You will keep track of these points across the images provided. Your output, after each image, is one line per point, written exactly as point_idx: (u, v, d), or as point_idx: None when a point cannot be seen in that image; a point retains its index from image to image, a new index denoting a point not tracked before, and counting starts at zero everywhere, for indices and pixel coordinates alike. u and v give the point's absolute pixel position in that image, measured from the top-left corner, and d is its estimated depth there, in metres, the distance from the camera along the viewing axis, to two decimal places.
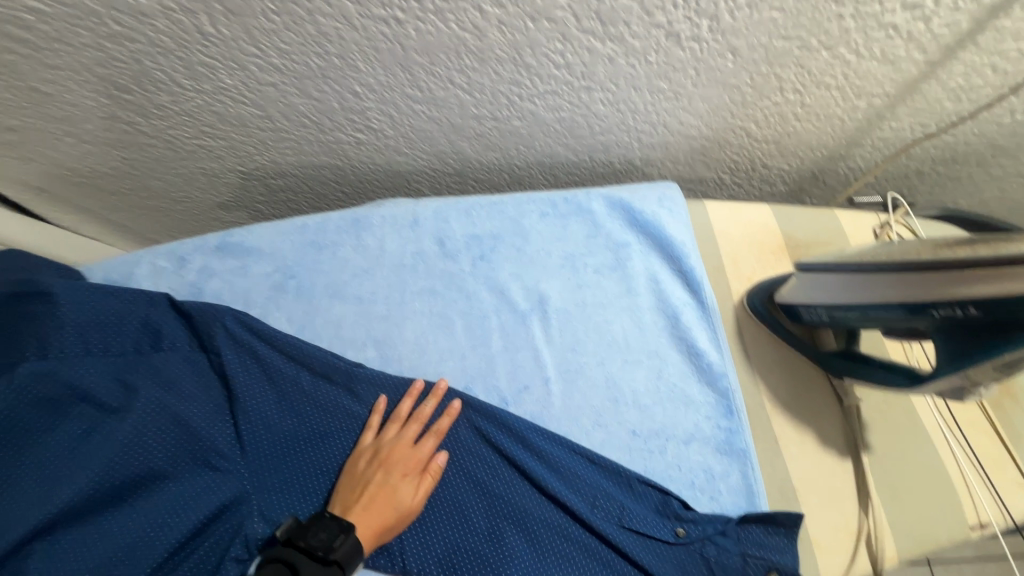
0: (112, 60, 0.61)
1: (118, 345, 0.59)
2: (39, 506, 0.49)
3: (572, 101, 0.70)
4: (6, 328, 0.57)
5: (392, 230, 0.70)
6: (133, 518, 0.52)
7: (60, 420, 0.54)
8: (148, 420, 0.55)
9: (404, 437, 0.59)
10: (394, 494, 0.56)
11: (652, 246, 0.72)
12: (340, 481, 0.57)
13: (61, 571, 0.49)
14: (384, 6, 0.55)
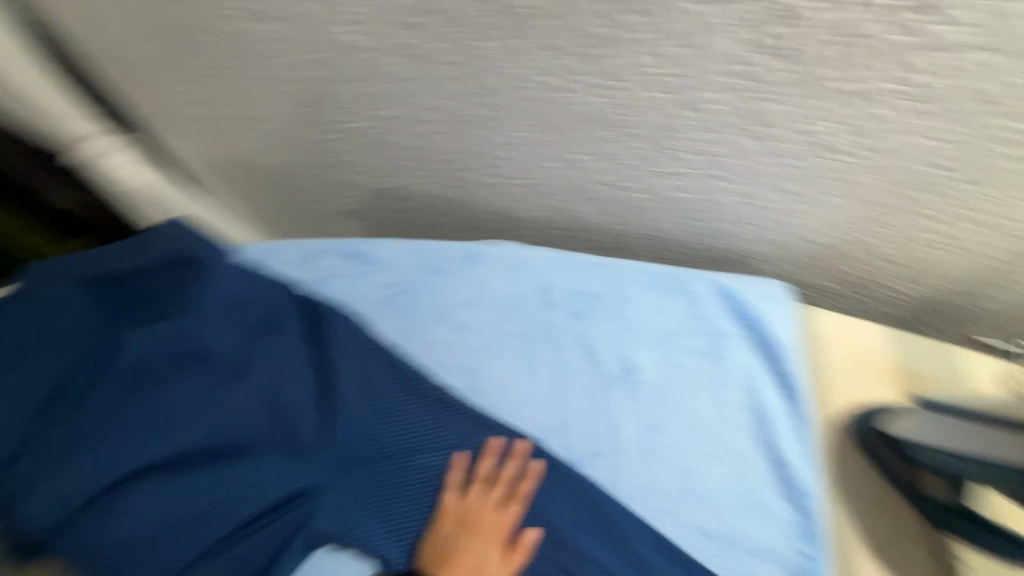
0: (307, 78, 0.70)
1: (245, 320, 0.65)
2: (149, 450, 0.55)
3: (699, 186, 0.72)
4: (164, 286, 0.65)
5: (501, 270, 0.73)
6: (221, 482, 0.56)
7: (182, 375, 0.60)
8: (254, 394, 0.60)
9: (487, 501, 0.59)
10: (482, 564, 0.57)
11: (752, 341, 0.71)
12: (426, 535, 0.58)
13: (152, 513, 0.54)
14: (551, 74, 0.60)
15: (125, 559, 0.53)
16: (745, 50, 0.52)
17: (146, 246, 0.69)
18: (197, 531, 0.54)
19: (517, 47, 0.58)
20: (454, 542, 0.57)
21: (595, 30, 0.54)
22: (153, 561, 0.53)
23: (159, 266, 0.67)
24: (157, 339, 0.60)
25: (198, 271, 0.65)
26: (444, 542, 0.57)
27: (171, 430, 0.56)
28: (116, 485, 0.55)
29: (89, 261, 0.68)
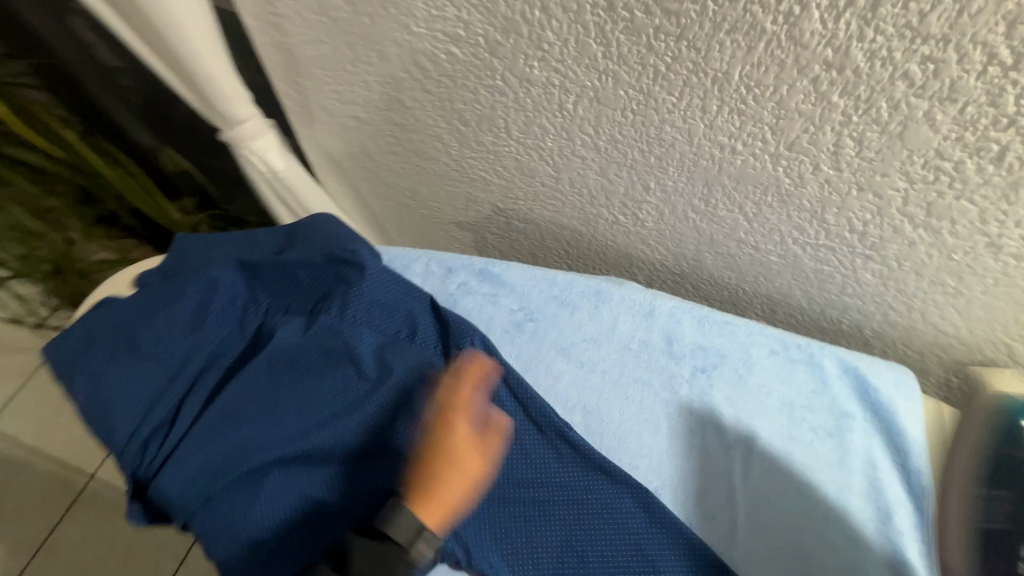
0: (474, 101, 0.72)
1: (385, 325, 0.67)
2: (297, 440, 0.60)
3: (842, 261, 0.71)
4: (317, 282, 0.68)
5: (629, 312, 0.74)
6: (354, 484, 0.59)
7: (331, 372, 0.64)
8: (390, 400, 0.62)
9: (471, 406, 0.58)
10: (459, 448, 0.56)
11: (877, 427, 0.69)
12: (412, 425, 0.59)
13: (296, 502, 0.58)
14: (731, 136, 0.60)
15: (271, 542, 0.57)
16: (952, 148, 0.51)
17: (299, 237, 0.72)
18: (332, 528, 0.57)
19: (707, 107, 0.58)
20: (441, 441, 0.56)
21: (798, 106, 0.53)
22: (295, 542, 0.57)
23: (312, 261, 0.68)
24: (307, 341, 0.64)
25: (352, 272, 0.67)
26: (433, 443, 0.56)
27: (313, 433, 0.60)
28: (264, 468, 0.59)
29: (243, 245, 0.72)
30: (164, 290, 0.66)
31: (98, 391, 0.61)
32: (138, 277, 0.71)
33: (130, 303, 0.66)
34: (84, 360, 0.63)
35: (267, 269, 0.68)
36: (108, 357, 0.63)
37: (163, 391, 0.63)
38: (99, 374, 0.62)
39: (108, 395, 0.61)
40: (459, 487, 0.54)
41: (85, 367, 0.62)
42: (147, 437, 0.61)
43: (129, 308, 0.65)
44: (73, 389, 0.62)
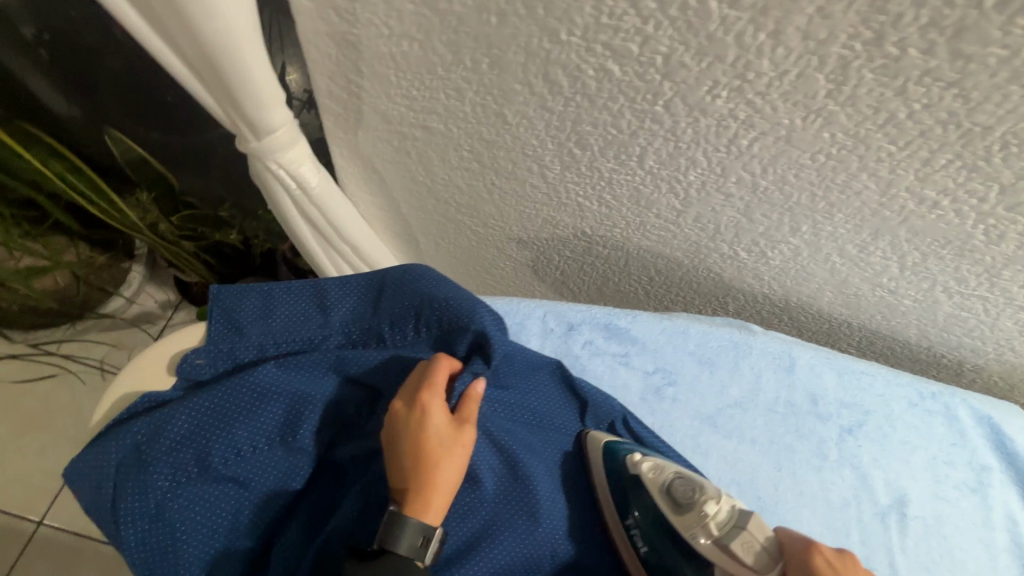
0: (611, 125, 0.57)
1: (518, 411, 0.59)
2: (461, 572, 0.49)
3: (987, 310, 0.67)
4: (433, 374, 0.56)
5: (769, 368, 0.66)
6: None
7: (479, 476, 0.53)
8: (549, 506, 0.55)
9: (433, 381, 0.51)
10: (440, 443, 0.49)
11: (1012, 479, 0.68)
12: (457, 455, 0.49)
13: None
14: (942, 191, 0.52)
15: None
16: None
17: (394, 303, 0.56)
18: None
19: (931, 160, 0.49)
20: (405, 436, 0.49)
21: None
22: None
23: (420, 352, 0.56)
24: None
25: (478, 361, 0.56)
26: (405, 431, 0.49)
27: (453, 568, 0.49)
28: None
29: (318, 315, 0.56)
30: (234, 390, 0.50)
31: (157, 533, 0.46)
32: (183, 362, 0.54)
33: (186, 408, 0.49)
34: (131, 493, 0.46)
35: (369, 358, 0.54)
36: (165, 487, 0.47)
37: (250, 525, 0.49)
38: (157, 511, 0.46)
39: (176, 542, 0.46)
40: (451, 469, 0.49)
41: (134, 504, 0.46)
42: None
43: (186, 417, 0.49)
44: (121, 532, 0.46)
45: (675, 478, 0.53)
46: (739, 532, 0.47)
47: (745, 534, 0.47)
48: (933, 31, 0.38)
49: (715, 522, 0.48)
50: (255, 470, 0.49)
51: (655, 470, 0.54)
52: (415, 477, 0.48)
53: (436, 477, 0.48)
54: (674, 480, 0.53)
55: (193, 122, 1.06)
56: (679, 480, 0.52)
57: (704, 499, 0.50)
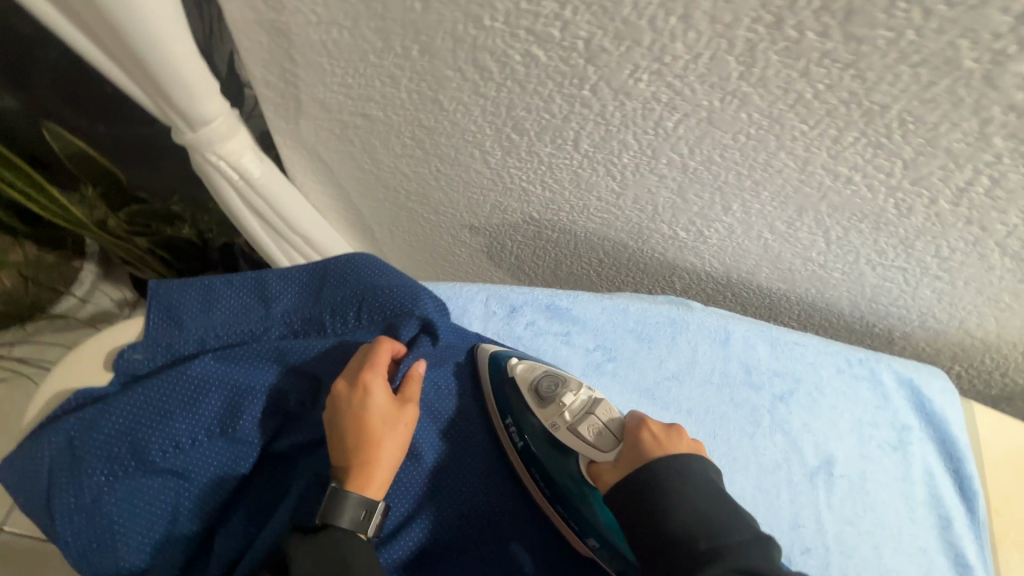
0: (543, 110, 0.59)
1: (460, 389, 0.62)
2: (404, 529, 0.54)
3: (908, 280, 0.71)
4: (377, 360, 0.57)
5: (706, 341, 0.70)
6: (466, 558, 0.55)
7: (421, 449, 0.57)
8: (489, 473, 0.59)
9: (376, 361, 0.52)
10: (384, 422, 0.50)
11: (931, 437, 0.73)
12: (399, 433, 0.51)
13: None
14: (853, 168, 0.54)
15: None
16: None
17: (335, 292, 0.57)
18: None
19: (840, 138, 0.51)
20: (348, 417, 0.49)
21: (949, 144, 0.48)
22: None
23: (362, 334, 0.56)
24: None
25: (422, 343, 0.57)
26: (348, 412, 0.50)
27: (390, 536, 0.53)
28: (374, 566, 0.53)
29: (260, 306, 0.56)
30: (170, 383, 0.50)
31: (94, 528, 0.46)
32: (120, 357, 0.54)
33: (120, 402, 0.49)
34: (67, 488, 0.47)
35: (310, 346, 0.54)
36: (100, 482, 0.47)
37: (190, 515, 0.49)
38: (91, 507, 0.47)
39: (114, 534, 0.46)
40: (391, 446, 0.50)
41: (70, 499, 0.47)
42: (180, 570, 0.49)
43: (120, 411, 0.49)
44: (58, 527, 0.47)
45: (542, 377, 0.58)
46: (591, 421, 0.54)
47: (598, 424, 0.53)
48: (826, 14, 0.41)
49: (568, 410, 0.55)
50: (195, 462, 0.49)
51: (526, 372, 0.59)
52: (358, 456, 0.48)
53: (379, 455, 0.49)
54: (542, 378, 0.57)
55: (136, 114, 1.03)
56: (545, 378, 0.57)
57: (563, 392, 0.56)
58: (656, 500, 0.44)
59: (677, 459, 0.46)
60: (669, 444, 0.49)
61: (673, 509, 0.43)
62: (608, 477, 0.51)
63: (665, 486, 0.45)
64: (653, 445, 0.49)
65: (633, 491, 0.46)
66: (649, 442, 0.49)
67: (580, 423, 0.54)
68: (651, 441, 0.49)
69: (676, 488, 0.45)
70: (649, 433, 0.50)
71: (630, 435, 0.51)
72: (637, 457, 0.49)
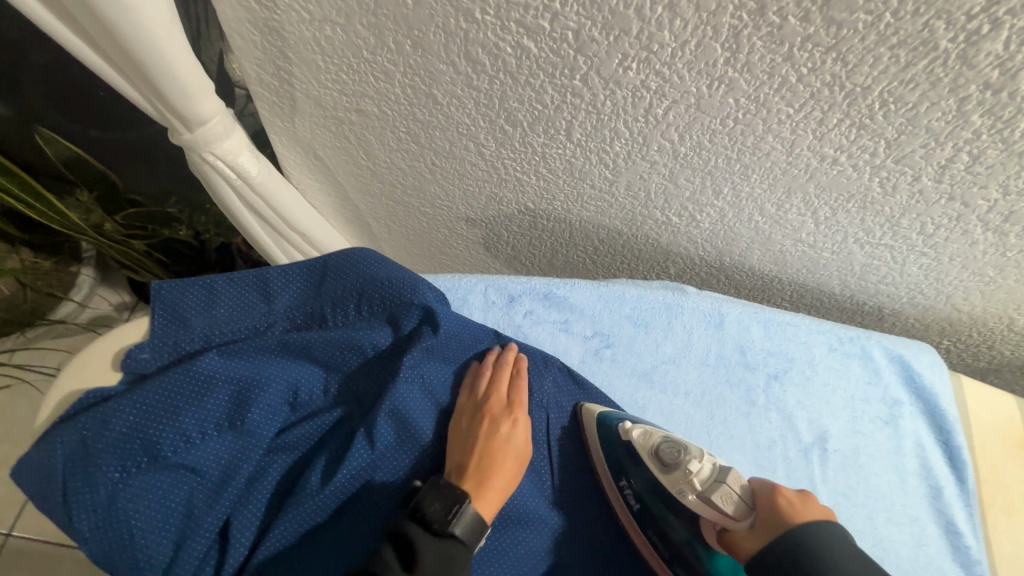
0: (536, 101, 0.60)
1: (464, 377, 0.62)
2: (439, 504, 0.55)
3: (895, 257, 0.72)
4: (381, 352, 0.58)
5: (701, 325, 0.71)
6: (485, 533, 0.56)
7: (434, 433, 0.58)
8: None
9: (517, 399, 0.59)
10: (496, 442, 0.55)
11: (921, 410, 0.75)
12: (507, 458, 0.55)
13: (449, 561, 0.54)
14: (838, 149, 0.56)
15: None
16: None
17: (337, 286, 0.58)
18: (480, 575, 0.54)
19: (824, 120, 0.53)
20: (464, 439, 0.55)
21: (929, 123, 0.50)
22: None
23: (364, 325, 0.57)
24: (381, 438, 0.53)
25: (426, 334, 0.58)
26: (462, 435, 0.55)
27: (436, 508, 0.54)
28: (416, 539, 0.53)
29: (262, 303, 0.58)
30: (178, 379, 0.51)
31: (107, 525, 0.47)
32: (126, 357, 0.54)
33: (131, 400, 0.50)
34: (81, 487, 0.47)
35: (313, 338, 0.56)
36: (111, 479, 0.48)
37: (204, 509, 0.49)
38: (104, 504, 0.47)
39: (131, 529, 0.47)
40: (503, 470, 0.54)
41: (85, 497, 0.47)
42: (197, 566, 0.49)
43: (131, 408, 0.49)
44: (75, 525, 0.47)
45: (662, 441, 0.57)
46: (716, 485, 0.52)
47: (724, 486, 0.52)
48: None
49: (697, 478, 0.53)
50: (207, 455, 0.50)
51: (644, 436, 0.58)
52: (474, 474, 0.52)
53: (491, 476, 0.53)
54: (663, 441, 0.57)
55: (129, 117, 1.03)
56: (666, 443, 0.57)
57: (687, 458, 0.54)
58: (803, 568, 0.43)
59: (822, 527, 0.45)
60: (812, 511, 0.48)
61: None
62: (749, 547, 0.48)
63: (820, 559, 0.43)
64: (792, 511, 0.48)
65: (784, 563, 0.44)
66: (789, 508, 0.48)
67: (712, 491, 0.52)
68: (790, 507, 0.48)
69: (822, 557, 0.43)
70: (788, 499, 0.49)
71: (766, 502, 0.50)
72: (776, 524, 0.47)
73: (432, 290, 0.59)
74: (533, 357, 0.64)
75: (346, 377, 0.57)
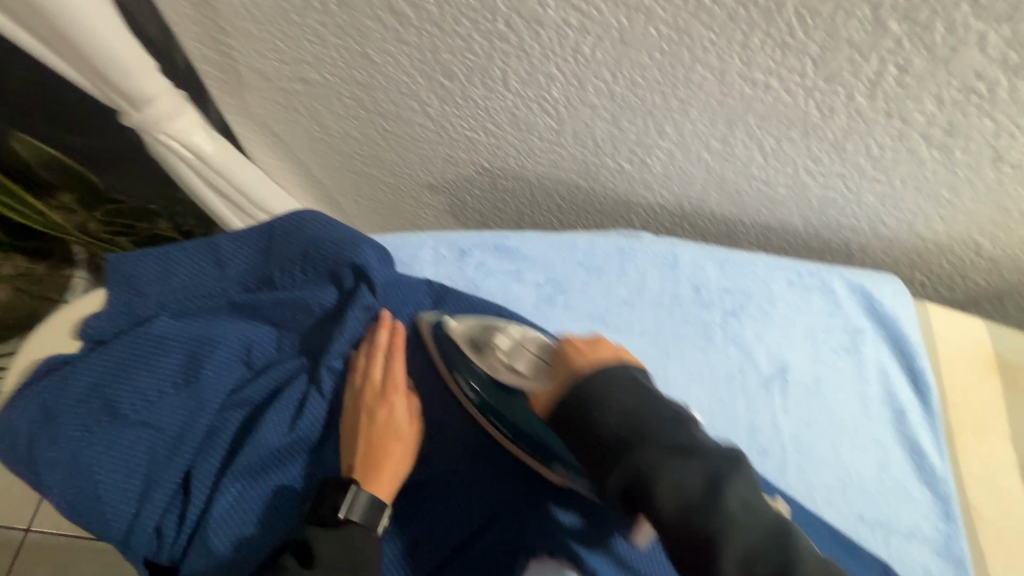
0: (466, 51, 0.60)
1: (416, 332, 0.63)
2: None
3: (849, 186, 0.72)
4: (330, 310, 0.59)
5: (654, 267, 0.72)
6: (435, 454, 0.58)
7: None
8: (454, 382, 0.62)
9: (394, 378, 0.57)
10: (380, 431, 0.54)
11: (884, 337, 0.75)
12: (391, 442, 0.55)
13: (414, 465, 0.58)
14: (768, 73, 0.56)
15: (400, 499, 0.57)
16: (994, 69, 0.51)
17: (283, 249, 0.59)
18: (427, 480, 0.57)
19: (747, 43, 0.53)
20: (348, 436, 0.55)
21: (849, 35, 0.50)
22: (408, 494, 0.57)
23: (309, 283, 0.59)
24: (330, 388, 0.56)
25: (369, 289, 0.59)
26: (344, 432, 0.55)
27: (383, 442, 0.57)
28: None
29: (214, 268, 0.59)
30: (131, 343, 0.54)
31: (74, 480, 0.49)
32: (85, 326, 0.57)
33: (88, 361, 0.53)
34: (46, 446, 0.50)
35: (263, 299, 0.57)
36: (75, 438, 0.50)
37: (162, 463, 0.52)
38: (67, 462, 0.49)
39: (95, 481, 0.49)
40: (389, 457, 0.54)
41: (49, 454, 0.49)
42: (160, 519, 0.51)
43: (89, 371, 0.52)
44: (40, 482, 0.50)
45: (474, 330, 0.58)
46: (521, 353, 0.53)
47: (527, 353, 0.52)
48: None
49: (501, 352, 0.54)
50: (162, 412, 0.53)
51: (463, 328, 0.58)
52: (359, 464, 0.53)
53: (374, 467, 0.53)
54: (479, 327, 0.57)
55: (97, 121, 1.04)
56: (480, 328, 0.57)
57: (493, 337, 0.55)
58: (580, 410, 0.44)
59: (602, 368, 0.45)
60: (599, 354, 0.48)
61: (602, 419, 0.42)
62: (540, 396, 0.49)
63: (596, 398, 0.43)
64: (580, 356, 0.48)
65: (567, 404, 0.45)
66: (575, 355, 0.48)
67: (517, 360, 0.53)
68: (578, 353, 0.48)
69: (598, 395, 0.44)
70: (574, 346, 0.49)
71: (560, 355, 0.50)
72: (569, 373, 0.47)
73: (374, 244, 0.60)
74: (484, 305, 0.64)
75: (297, 335, 0.59)
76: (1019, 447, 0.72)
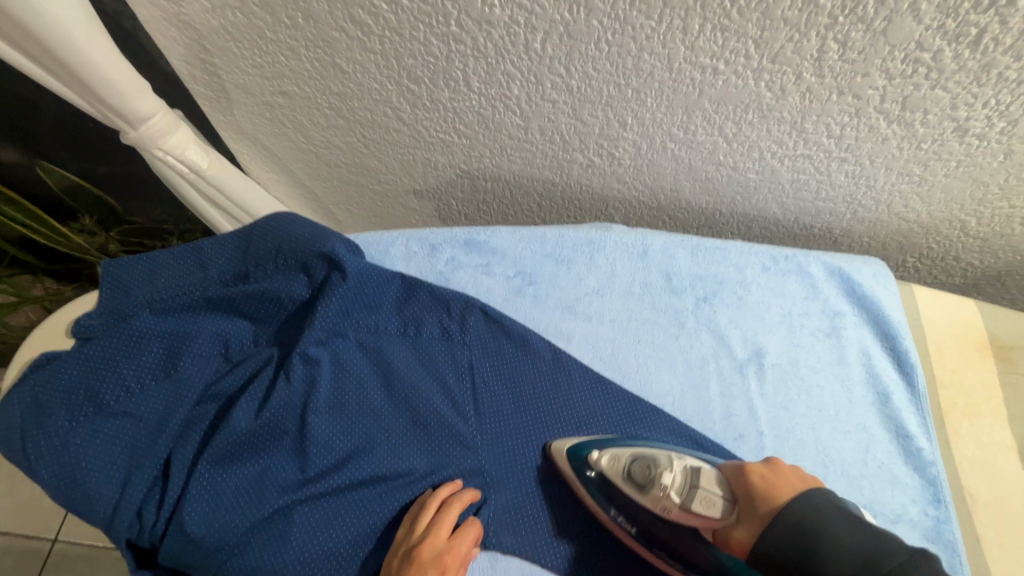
0: (427, 55, 0.64)
1: (384, 323, 0.65)
2: (370, 419, 0.60)
3: (818, 167, 0.71)
4: (303, 306, 0.63)
5: (623, 256, 0.73)
6: (396, 435, 0.61)
7: (351, 371, 0.62)
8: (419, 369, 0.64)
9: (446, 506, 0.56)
10: (434, 554, 0.53)
11: (866, 319, 0.73)
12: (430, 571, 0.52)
13: (394, 436, 0.61)
14: (713, 56, 0.57)
15: (366, 488, 0.58)
16: (933, 38, 0.51)
17: (257, 248, 0.63)
18: (397, 462, 0.59)
19: (687, 28, 0.55)
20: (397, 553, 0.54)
21: (783, 14, 0.52)
22: (376, 479, 0.58)
23: (277, 277, 0.62)
24: (298, 374, 0.59)
25: (334, 280, 0.61)
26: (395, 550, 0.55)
27: (351, 423, 0.59)
28: (342, 457, 0.58)
29: (196, 269, 0.63)
30: (117, 338, 0.58)
31: (62, 468, 0.53)
32: (77, 325, 0.61)
33: (79, 356, 0.57)
34: (37, 434, 0.53)
35: (236, 293, 0.61)
36: (64, 428, 0.54)
37: (144, 451, 0.55)
38: (55, 451, 0.53)
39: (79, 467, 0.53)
40: None
41: (40, 442, 0.53)
42: (141, 503, 0.54)
43: (79, 364, 0.57)
44: (32, 468, 0.53)
45: (631, 462, 0.57)
46: (693, 491, 0.52)
47: (699, 491, 0.52)
48: None
49: (673, 490, 0.53)
50: (144, 402, 0.57)
51: (614, 461, 0.58)
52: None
53: None
54: (631, 460, 0.57)
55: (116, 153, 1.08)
56: (635, 463, 0.56)
57: (659, 472, 0.54)
58: (793, 551, 0.45)
59: (799, 500, 0.47)
60: (786, 484, 0.50)
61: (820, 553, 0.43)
62: (740, 537, 0.50)
63: (809, 535, 0.45)
64: (770, 490, 0.50)
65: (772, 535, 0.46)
66: (764, 489, 0.50)
67: (692, 500, 0.52)
68: (767, 485, 0.50)
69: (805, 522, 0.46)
70: (762, 477, 0.51)
71: (743, 490, 0.51)
72: (762, 509, 0.49)
73: (340, 238, 0.62)
74: (449, 295, 0.66)
75: (272, 328, 0.63)
76: (1018, 431, 0.70)
